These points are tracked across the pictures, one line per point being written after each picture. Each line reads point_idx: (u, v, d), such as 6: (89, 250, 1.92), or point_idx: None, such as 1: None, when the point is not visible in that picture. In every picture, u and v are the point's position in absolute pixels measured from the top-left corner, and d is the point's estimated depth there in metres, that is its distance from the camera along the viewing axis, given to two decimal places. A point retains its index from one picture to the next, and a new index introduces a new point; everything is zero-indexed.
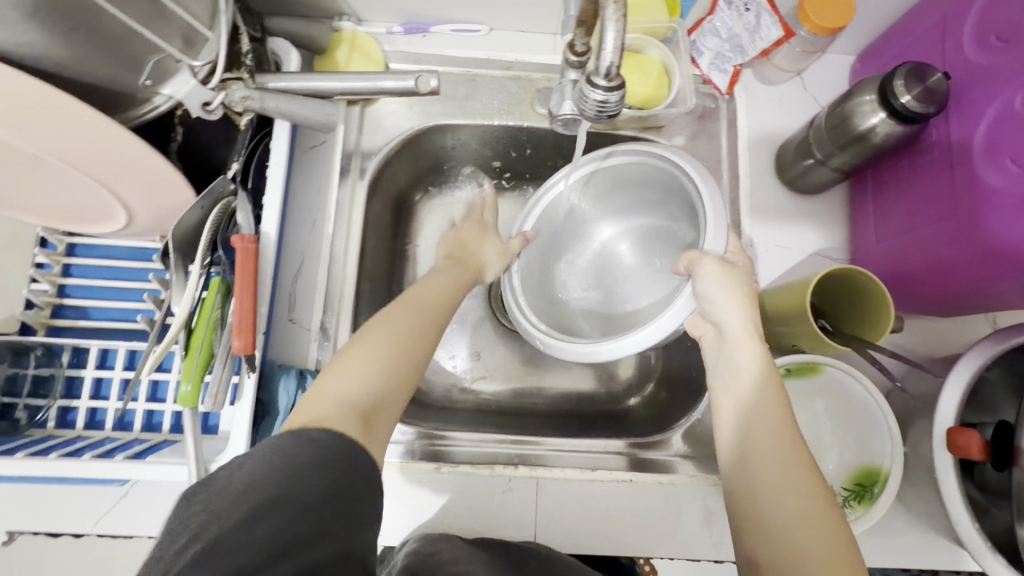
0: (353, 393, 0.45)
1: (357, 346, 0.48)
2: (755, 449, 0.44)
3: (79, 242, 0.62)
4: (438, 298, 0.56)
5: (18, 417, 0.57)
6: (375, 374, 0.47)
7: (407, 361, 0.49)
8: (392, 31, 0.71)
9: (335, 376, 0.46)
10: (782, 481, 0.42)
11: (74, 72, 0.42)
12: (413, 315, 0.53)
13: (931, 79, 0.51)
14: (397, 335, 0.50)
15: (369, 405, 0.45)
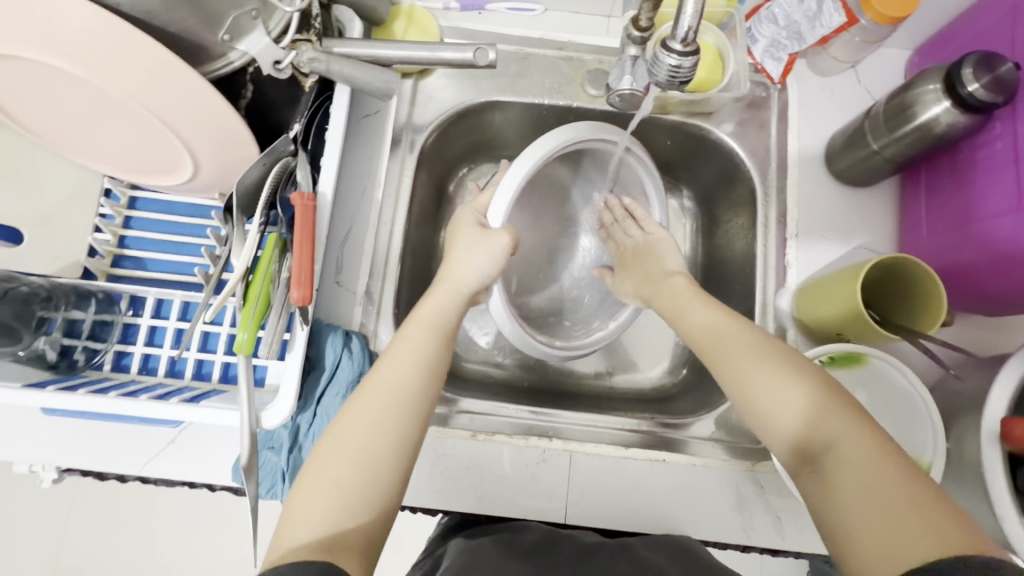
0: (313, 530, 0.42)
1: (315, 469, 0.44)
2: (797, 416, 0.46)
3: (139, 195, 0.64)
4: (410, 381, 0.49)
5: (75, 359, 0.58)
6: (338, 497, 0.43)
7: (376, 468, 0.44)
8: (449, 7, 0.71)
9: (302, 499, 0.43)
10: (838, 437, 0.43)
11: (160, 21, 0.44)
12: (377, 410, 0.46)
13: (1001, 69, 0.51)
14: (362, 447, 0.45)
15: (334, 529, 0.42)
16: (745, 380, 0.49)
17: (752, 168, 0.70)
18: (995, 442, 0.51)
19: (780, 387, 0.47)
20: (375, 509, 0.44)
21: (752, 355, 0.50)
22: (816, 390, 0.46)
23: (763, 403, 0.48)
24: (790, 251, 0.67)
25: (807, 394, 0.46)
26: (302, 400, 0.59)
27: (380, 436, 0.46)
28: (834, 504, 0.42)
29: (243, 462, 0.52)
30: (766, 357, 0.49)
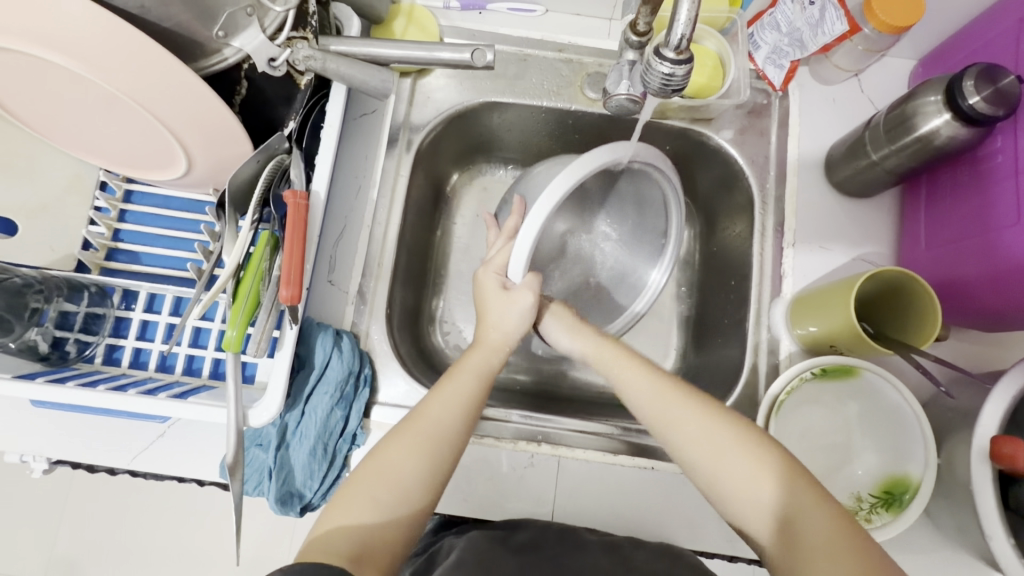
0: (347, 545, 0.43)
1: (357, 489, 0.46)
2: (757, 489, 0.46)
3: (135, 189, 0.64)
4: (454, 421, 0.50)
5: (67, 351, 0.58)
6: (375, 517, 0.45)
7: (411, 498, 0.47)
8: (449, 6, 0.71)
9: (341, 511, 0.45)
10: (802, 510, 0.44)
11: (155, 16, 0.44)
12: (419, 444, 0.48)
13: (1003, 82, 0.50)
14: (402, 475, 0.47)
15: (364, 547, 0.43)
16: (690, 455, 0.49)
17: (751, 176, 0.69)
18: (986, 460, 0.50)
19: (742, 461, 0.47)
20: (402, 532, 0.46)
21: (699, 433, 0.49)
22: (772, 462, 0.46)
23: (712, 474, 0.47)
24: (786, 260, 0.67)
25: (757, 462, 0.46)
26: (290, 398, 0.59)
27: (419, 469, 0.48)
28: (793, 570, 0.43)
29: (228, 458, 0.53)
30: (713, 428, 0.48)
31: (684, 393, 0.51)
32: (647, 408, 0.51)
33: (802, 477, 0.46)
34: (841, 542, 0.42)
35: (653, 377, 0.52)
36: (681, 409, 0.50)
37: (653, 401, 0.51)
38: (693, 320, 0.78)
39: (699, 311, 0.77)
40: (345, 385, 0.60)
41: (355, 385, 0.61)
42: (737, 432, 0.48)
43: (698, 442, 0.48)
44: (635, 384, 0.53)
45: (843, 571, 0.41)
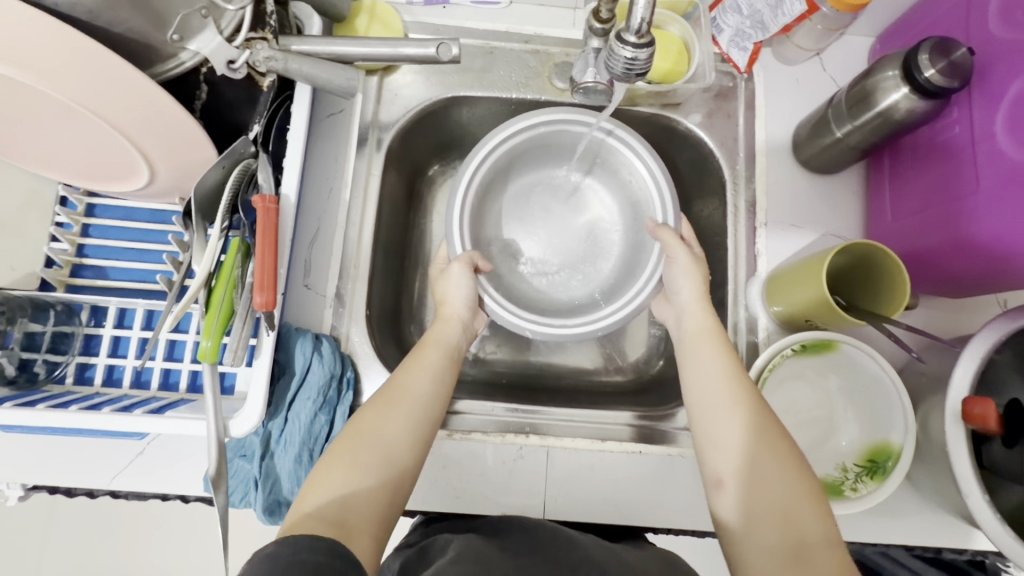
0: (329, 508, 0.44)
1: (337, 454, 0.47)
2: (776, 493, 0.46)
3: (97, 202, 0.62)
4: (427, 389, 0.53)
5: (36, 373, 0.56)
6: (357, 480, 0.46)
7: (391, 460, 0.48)
8: (412, 2, 0.71)
9: (321, 477, 0.46)
10: (809, 527, 0.44)
11: (104, 21, 0.42)
12: (392, 408, 0.51)
13: (956, 54, 0.52)
14: (381, 437, 0.49)
15: (344, 510, 0.44)
16: (723, 438, 0.50)
17: (721, 158, 0.70)
18: (959, 421, 0.52)
19: (771, 461, 0.47)
20: (382, 493, 0.46)
21: (741, 420, 0.50)
22: (800, 473, 0.46)
23: (738, 458, 0.49)
24: (759, 240, 0.68)
25: (783, 460, 0.47)
26: (272, 406, 0.58)
27: (395, 432, 0.49)
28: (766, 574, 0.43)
29: (211, 471, 0.51)
30: (757, 416, 0.50)
31: (741, 380, 0.53)
32: (705, 386, 0.53)
33: (819, 501, 0.46)
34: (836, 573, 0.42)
35: (722, 360, 0.54)
36: (726, 385, 0.52)
37: (709, 383, 0.53)
38: None
39: None
40: (328, 389, 0.59)
41: (338, 389, 0.60)
42: (775, 430, 0.49)
43: (741, 428, 0.50)
44: (701, 365, 0.55)
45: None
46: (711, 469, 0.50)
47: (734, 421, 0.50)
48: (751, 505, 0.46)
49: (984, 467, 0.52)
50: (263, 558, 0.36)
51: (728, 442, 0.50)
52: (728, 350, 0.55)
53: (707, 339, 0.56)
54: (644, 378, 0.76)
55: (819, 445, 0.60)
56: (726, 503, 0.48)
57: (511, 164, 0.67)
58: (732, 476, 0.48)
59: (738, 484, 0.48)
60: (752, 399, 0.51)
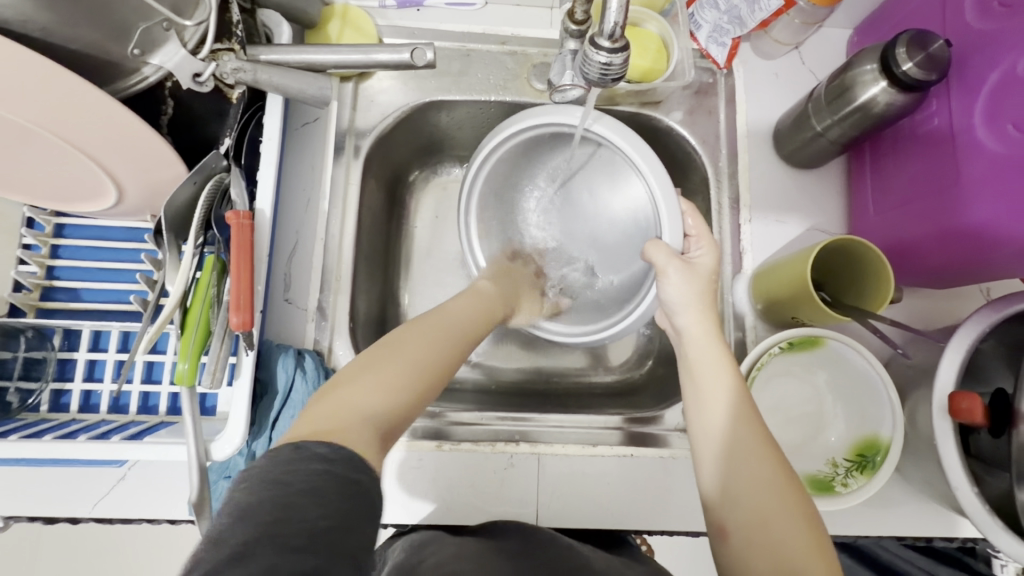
0: (368, 407, 0.40)
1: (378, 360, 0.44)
2: (784, 553, 0.41)
3: (67, 222, 0.60)
4: (465, 328, 0.52)
5: (8, 402, 0.54)
6: (396, 393, 0.42)
7: (427, 385, 0.45)
8: (385, 5, 0.69)
9: (359, 378, 0.42)
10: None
11: (58, 38, 0.41)
12: (431, 332, 0.49)
13: (933, 46, 0.51)
14: (421, 354, 0.46)
15: (382, 416, 0.41)
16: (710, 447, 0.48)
17: (703, 155, 0.69)
18: (946, 414, 0.52)
19: (780, 514, 0.43)
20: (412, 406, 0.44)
21: (751, 464, 0.45)
22: (809, 533, 0.42)
23: (743, 510, 0.44)
24: (744, 235, 0.67)
25: (794, 518, 0.42)
26: (256, 425, 0.57)
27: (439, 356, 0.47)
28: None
29: (193, 496, 0.50)
30: (767, 468, 0.45)
31: (753, 421, 0.48)
32: (711, 425, 0.49)
33: (831, 565, 0.40)
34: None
35: (731, 396, 0.49)
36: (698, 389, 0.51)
37: (716, 423, 0.49)
38: None
39: None
40: None
41: None
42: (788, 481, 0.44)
43: (748, 475, 0.45)
44: (705, 401, 0.50)
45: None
46: (713, 522, 0.46)
47: (743, 467, 0.45)
48: (757, 562, 0.42)
49: (970, 455, 0.53)
50: (289, 462, 0.33)
51: (732, 494, 0.45)
52: (740, 384, 0.50)
53: (709, 370, 0.51)
54: (632, 380, 0.76)
55: (809, 442, 0.61)
56: (730, 554, 0.44)
57: (498, 189, 0.68)
58: (738, 529, 0.44)
59: (742, 537, 0.43)
60: (764, 446, 0.46)
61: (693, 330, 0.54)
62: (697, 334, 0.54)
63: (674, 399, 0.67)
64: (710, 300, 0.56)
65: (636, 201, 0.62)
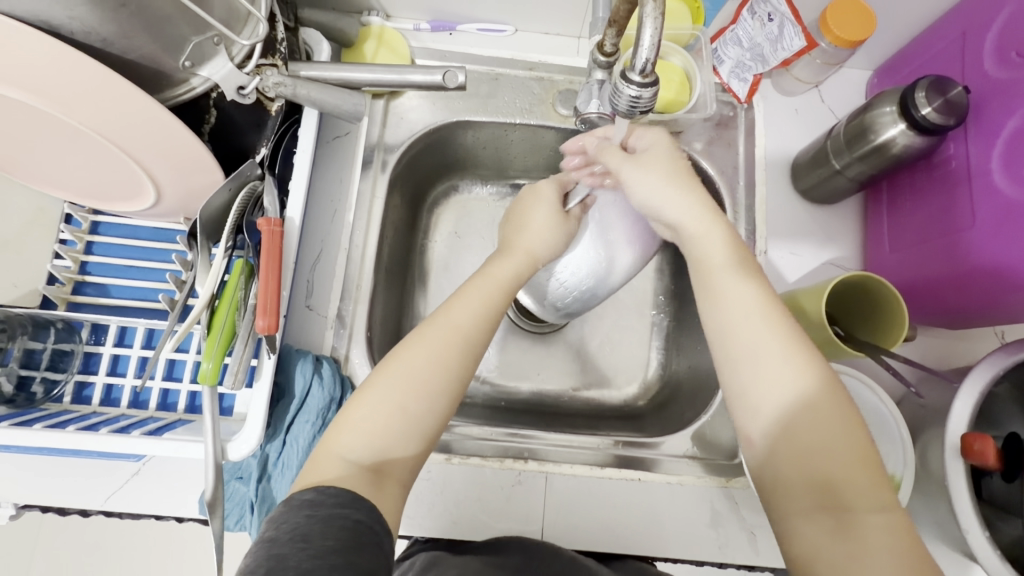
0: (366, 451, 0.45)
1: (374, 393, 0.46)
2: (823, 456, 0.43)
3: (102, 220, 0.63)
4: (476, 325, 0.51)
5: (34, 391, 0.56)
6: (400, 421, 0.46)
7: (431, 421, 0.47)
8: (419, 28, 0.72)
9: (358, 415, 0.45)
10: (861, 494, 0.41)
11: (118, 48, 0.43)
12: (442, 345, 0.49)
13: (951, 93, 0.53)
14: (425, 383, 0.47)
15: (384, 456, 0.45)
16: (769, 408, 0.45)
17: (722, 185, 0.70)
18: (958, 455, 0.51)
19: (824, 418, 0.43)
20: (420, 437, 0.47)
21: (781, 367, 0.45)
22: (883, 508, 0.41)
23: (779, 413, 0.45)
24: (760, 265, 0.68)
25: (834, 420, 0.43)
26: (270, 429, 0.58)
27: (440, 380, 0.48)
28: (812, 542, 0.42)
29: (208, 495, 0.51)
30: (804, 373, 0.45)
31: (781, 322, 0.47)
32: (739, 330, 0.47)
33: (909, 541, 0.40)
34: (897, 544, 0.40)
35: (756, 303, 0.48)
36: (764, 341, 0.46)
37: (743, 326, 0.47)
38: (671, 327, 0.78)
39: (675, 319, 0.77)
40: (327, 413, 0.59)
41: (336, 412, 0.60)
42: (828, 383, 0.45)
43: (781, 377, 0.45)
44: (760, 369, 0.46)
45: (875, 567, 0.39)
46: (744, 427, 0.47)
47: (774, 370, 0.45)
48: (792, 464, 0.44)
49: (984, 500, 0.52)
50: (305, 505, 0.39)
51: (769, 414, 0.45)
52: (760, 278, 0.50)
53: (726, 276, 0.50)
54: (641, 404, 0.76)
55: None
56: (763, 459, 0.46)
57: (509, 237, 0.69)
58: (794, 507, 0.43)
59: (772, 441, 0.45)
60: (833, 421, 0.43)
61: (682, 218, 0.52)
62: (696, 226, 0.52)
63: (684, 426, 0.67)
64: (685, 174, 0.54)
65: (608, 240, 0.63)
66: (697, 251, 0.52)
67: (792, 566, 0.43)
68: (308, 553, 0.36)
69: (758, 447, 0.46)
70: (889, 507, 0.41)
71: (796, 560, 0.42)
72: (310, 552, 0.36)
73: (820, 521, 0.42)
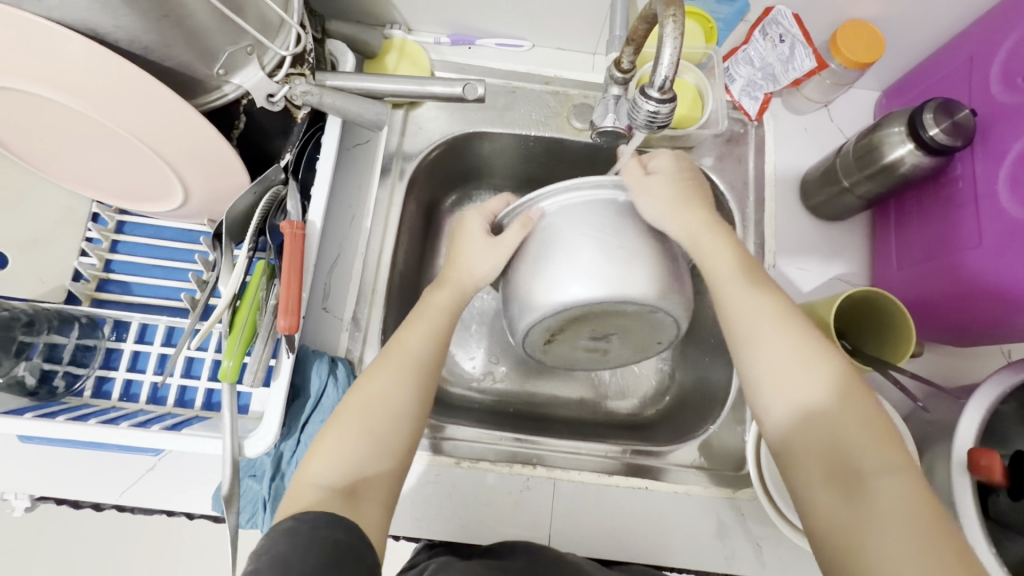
0: (338, 475, 0.45)
1: (345, 420, 0.48)
2: (830, 423, 0.45)
3: (128, 220, 0.64)
4: (426, 351, 0.53)
5: (55, 386, 0.57)
6: (370, 448, 0.47)
7: (396, 439, 0.49)
8: (440, 42, 0.75)
9: (328, 444, 0.47)
10: (868, 459, 0.43)
11: (158, 55, 0.45)
12: (401, 370, 0.51)
13: (959, 115, 0.54)
14: (390, 406, 0.49)
15: (355, 479, 0.46)
16: (777, 383, 0.47)
17: (731, 200, 0.71)
18: (964, 472, 0.52)
19: (828, 390, 0.46)
20: (390, 463, 0.48)
21: (784, 346, 0.48)
22: (894, 474, 0.42)
23: (781, 387, 0.47)
24: (769, 279, 0.69)
25: (832, 393, 0.46)
26: (285, 427, 0.59)
27: (404, 401, 0.50)
28: (827, 509, 0.43)
29: (224, 490, 0.52)
30: (805, 348, 0.48)
31: (782, 305, 0.51)
32: (744, 316, 0.51)
33: (924, 506, 0.40)
34: (913, 504, 0.40)
35: (756, 293, 0.51)
36: (770, 325, 0.49)
37: (746, 309, 0.51)
38: (679, 339, 0.79)
39: (683, 331, 0.78)
40: None
41: None
42: (828, 356, 0.47)
43: (784, 354, 0.48)
44: (765, 350, 0.49)
45: (888, 527, 0.40)
46: (753, 406, 0.49)
47: (775, 346, 0.48)
48: (801, 437, 0.46)
49: (990, 518, 0.53)
50: (284, 533, 0.39)
51: (777, 389, 0.47)
52: (761, 274, 0.53)
53: (725, 265, 0.54)
54: (648, 414, 0.77)
55: None
56: (775, 435, 0.47)
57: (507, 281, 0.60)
58: (807, 479, 0.45)
59: (779, 417, 0.47)
60: (840, 390, 0.46)
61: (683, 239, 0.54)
62: (695, 243, 0.54)
63: (692, 436, 0.68)
64: (689, 200, 0.55)
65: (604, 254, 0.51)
66: (699, 252, 0.55)
67: (815, 538, 0.44)
68: (293, 573, 0.36)
69: (769, 422, 0.48)
70: (901, 469, 0.42)
71: (818, 531, 0.43)
72: (294, 572, 0.36)
73: (828, 491, 0.43)
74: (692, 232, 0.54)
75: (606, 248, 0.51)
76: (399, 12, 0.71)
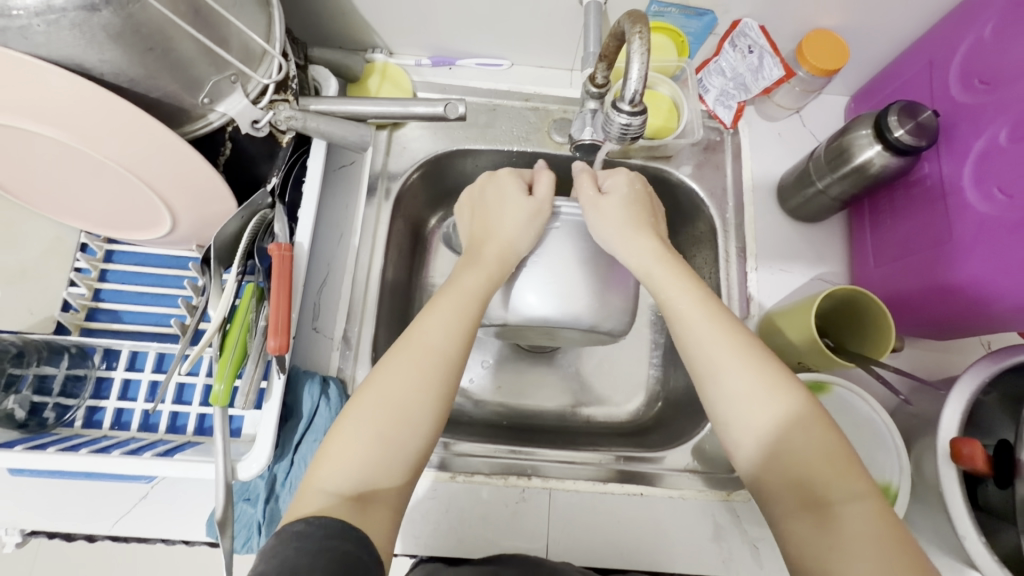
0: (345, 480, 0.44)
1: (357, 418, 0.46)
2: (802, 457, 0.45)
3: (116, 248, 0.65)
4: (444, 341, 0.51)
5: (46, 417, 0.57)
6: (379, 452, 0.45)
7: (414, 437, 0.47)
8: (421, 64, 0.76)
9: (338, 450, 0.45)
10: (839, 489, 0.44)
11: (144, 87, 0.46)
12: (417, 366, 0.49)
13: (921, 117, 0.57)
14: (400, 408, 0.47)
15: (365, 484, 0.45)
16: (746, 417, 0.47)
17: (711, 207, 0.73)
18: (950, 462, 0.53)
19: (793, 424, 0.46)
20: (399, 468, 0.46)
21: (751, 381, 0.48)
22: (870, 502, 0.43)
23: (749, 422, 0.47)
24: (751, 282, 0.70)
25: (802, 425, 0.46)
26: (279, 448, 0.59)
27: (417, 405, 0.48)
28: (801, 541, 0.44)
29: (218, 515, 0.52)
30: (766, 381, 0.48)
31: (743, 339, 0.50)
32: (710, 350, 0.50)
33: (894, 528, 0.42)
34: (875, 530, 0.42)
35: (721, 330, 0.51)
36: (739, 359, 0.49)
37: (703, 340, 0.50)
38: (668, 345, 0.79)
39: (673, 337, 0.79)
40: None
41: None
42: (791, 384, 0.48)
43: (754, 390, 0.47)
44: (734, 387, 0.48)
45: (857, 556, 0.41)
46: (722, 439, 0.49)
47: (740, 383, 0.48)
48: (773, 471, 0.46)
49: (979, 508, 0.53)
50: (293, 537, 0.39)
51: (751, 419, 0.47)
52: (707, 300, 0.53)
53: (683, 297, 0.53)
54: (641, 421, 0.77)
55: None
56: (746, 466, 0.47)
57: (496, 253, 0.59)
58: (784, 515, 0.45)
59: (754, 449, 0.47)
60: (811, 416, 0.46)
61: (633, 262, 0.56)
62: (642, 268, 0.55)
63: (686, 439, 0.68)
64: (641, 222, 0.57)
65: (574, 268, 0.57)
66: (657, 284, 0.54)
67: (791, 564, 0.45)
68: None
69: (738, 455, 0.48)
70: (866, 496, 0.43)
71: (793, 559, 0.44)
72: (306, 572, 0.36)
73: (804, 521, 0.44)
74: (640, 257, 0.55)
75: (583, 266, 0.57)
76: (380, 36, 0.73)
